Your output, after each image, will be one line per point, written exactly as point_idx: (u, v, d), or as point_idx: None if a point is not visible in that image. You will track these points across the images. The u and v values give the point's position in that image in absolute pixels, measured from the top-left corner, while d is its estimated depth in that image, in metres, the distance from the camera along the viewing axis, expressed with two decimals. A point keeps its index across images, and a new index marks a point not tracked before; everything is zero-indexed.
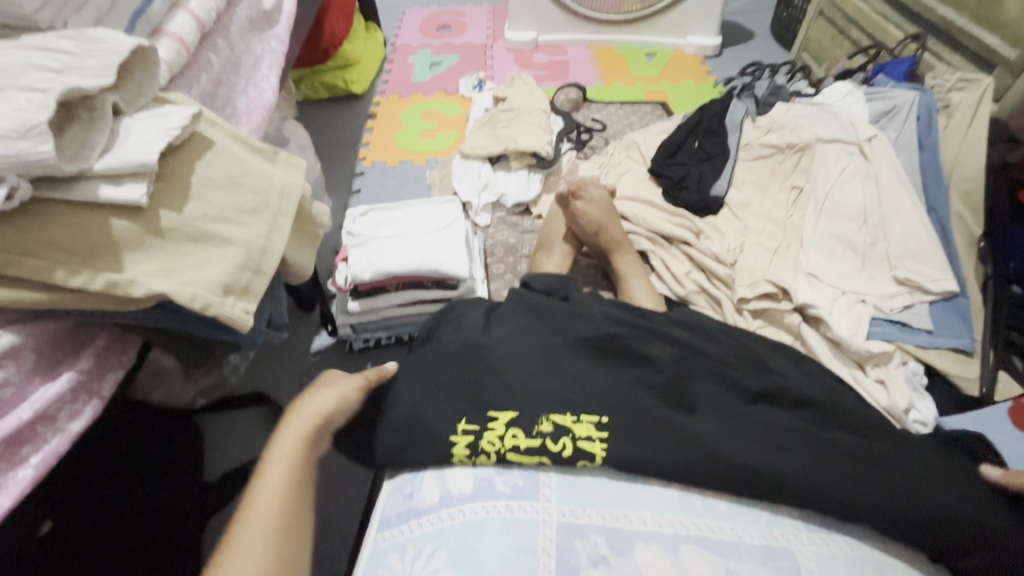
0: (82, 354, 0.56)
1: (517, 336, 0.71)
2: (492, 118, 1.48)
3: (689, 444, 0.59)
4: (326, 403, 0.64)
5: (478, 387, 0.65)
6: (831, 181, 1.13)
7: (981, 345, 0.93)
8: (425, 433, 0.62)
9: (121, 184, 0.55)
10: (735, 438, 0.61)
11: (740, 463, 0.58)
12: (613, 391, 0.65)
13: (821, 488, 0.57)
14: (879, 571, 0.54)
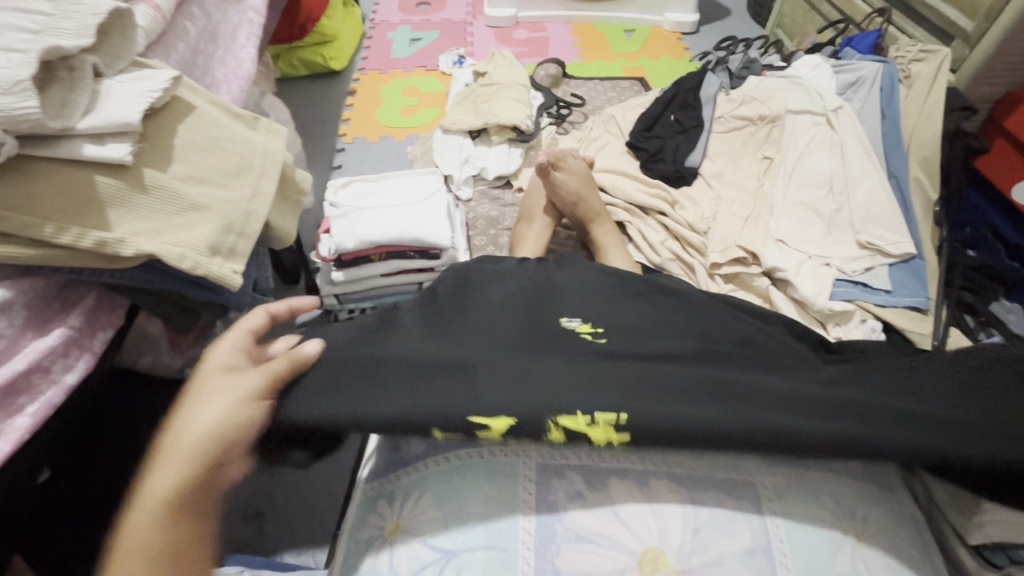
0: (72, 312, 0.58)
1: (506, 296, 0.72)
2: (472, 92, 1.49)
3: (711, 427, 0.53)
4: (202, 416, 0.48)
5: (488, 325, 0.66)
6: (799, 151, 1.18)
7: (935, 304, 0.99)
8: (418, 400, 0.54)
9: (105, 144, 0.56)
10: (711, 381, 0.58)
11: (721, 410, 0.55)
12: (619, 387, 0.56)
13: (807, 432, 0.53)
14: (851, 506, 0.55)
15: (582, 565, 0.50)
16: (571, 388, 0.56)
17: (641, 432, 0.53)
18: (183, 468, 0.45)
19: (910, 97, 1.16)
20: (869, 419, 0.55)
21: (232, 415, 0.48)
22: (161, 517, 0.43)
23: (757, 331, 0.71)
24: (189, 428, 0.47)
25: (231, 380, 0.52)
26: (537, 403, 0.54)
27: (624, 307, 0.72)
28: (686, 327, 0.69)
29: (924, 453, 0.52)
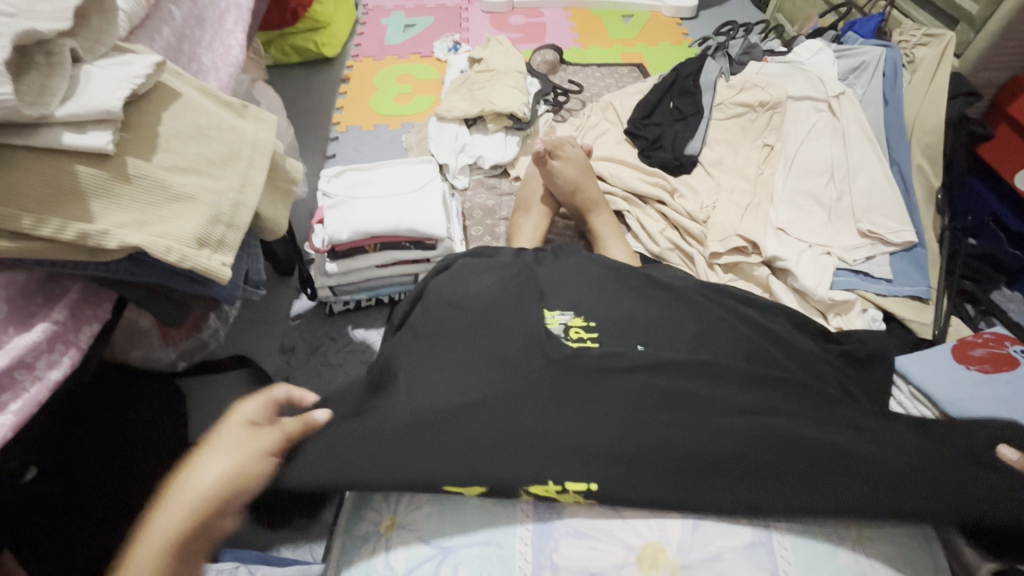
0: (56, 306, 0.57)
1: (495, 288, 0.70)
2: (468, 79, 1.46)
3: (687, 461, 0.53)
4: (213, 473, 0.50)
5: (475, 345, 0.62)
6: (800, 139, 1.16)
7: (936, 293, 0.98)
8: (392, 465, 0.53)
9: (85, 132, 0.54)
10: (687, 396, 0.58)
11: (696, 435, 0.55)
12: (597, 434, 0.55)
13: (786, 453, 0.54)
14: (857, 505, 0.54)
15: (582, 561, 0.50)
16: (548, 414, 0.56)
17: (616, 453, 0.54)
18: (185, 517, 0.47)
19: (914, 83, 1.14)
20: (853, 454, 0.53)
21: (239, 470, 0.51)
22: (158, 566, 0.45)
23: (753, 329, 0.71)
24: (195, 485, 0.49)
25: (248, 439, 0.54)
26: (513, 430, 0.55)
27: (618, 310, 0.71)
28: (674, 327, 0.68)
29: (893, 466, 0.53)
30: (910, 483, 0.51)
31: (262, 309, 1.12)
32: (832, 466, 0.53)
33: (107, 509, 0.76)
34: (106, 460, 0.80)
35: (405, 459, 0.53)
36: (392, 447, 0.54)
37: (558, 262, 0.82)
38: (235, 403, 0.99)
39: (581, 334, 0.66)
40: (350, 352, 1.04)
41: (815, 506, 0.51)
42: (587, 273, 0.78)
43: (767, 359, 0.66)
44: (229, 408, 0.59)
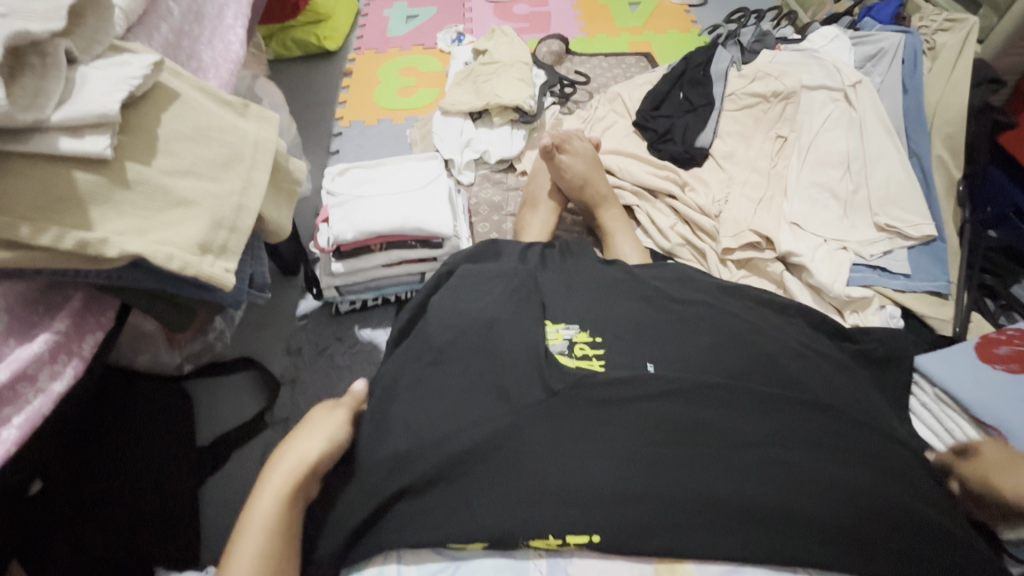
0: (57, 315, 0.56)
1: (497, 308, 0.68)
2: (472, 71, 1.43)
3: (689, 507, 0.53)
4: (312, 448, 0.60)
5: (474, 378, 0.62)
6: (815, 129, 1.13)
7: (956, 288, 0.96)
8: (394, 520, 0.55)
9: (82, 136, 0.52)
10: (694, 428, 0.58)
11: (702, 476, 0.55)
12: (598, 481, 0.54)
13: (791, 492, 0.54)
14: (874, 516, 0.53)
15: (596, 573, 0.53)
16: (553, 455, 0.55)
17: (620, 497, 0.54)
18: (291, 479, 0.56)
19: (935, 70, 1.11)
20: (849, 500, 0.53)
21: (332, 441, 0.62)
22: (276, 521, 0.53)
23: (769, 333, 0.69)
24: (301, 451, 0.59)
25: (332, 419, 0.65)
26: (518, 475, 0.55)
27: (624, 321, 0.70)
28: (683, 343, 0.66)
29: (891, 512, 0.53)
30: (905, 526, 0.53)
31: (267, 309, 1.11)
32: (829, 504, 0.53)
33: (116, 514, 0.76)
34: (111, 465, 0.80)
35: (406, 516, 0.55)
36: (400, 494, 0.56)
37: (561, 272, 0.81)
38: (241, 404, 0.98)
39: (586, 351, 0.66)
40: (357, 352, 1.03)
41: (815, 536, 0.52)
42: (590, 285, 0.76)
43: (781, 372, 0.63)
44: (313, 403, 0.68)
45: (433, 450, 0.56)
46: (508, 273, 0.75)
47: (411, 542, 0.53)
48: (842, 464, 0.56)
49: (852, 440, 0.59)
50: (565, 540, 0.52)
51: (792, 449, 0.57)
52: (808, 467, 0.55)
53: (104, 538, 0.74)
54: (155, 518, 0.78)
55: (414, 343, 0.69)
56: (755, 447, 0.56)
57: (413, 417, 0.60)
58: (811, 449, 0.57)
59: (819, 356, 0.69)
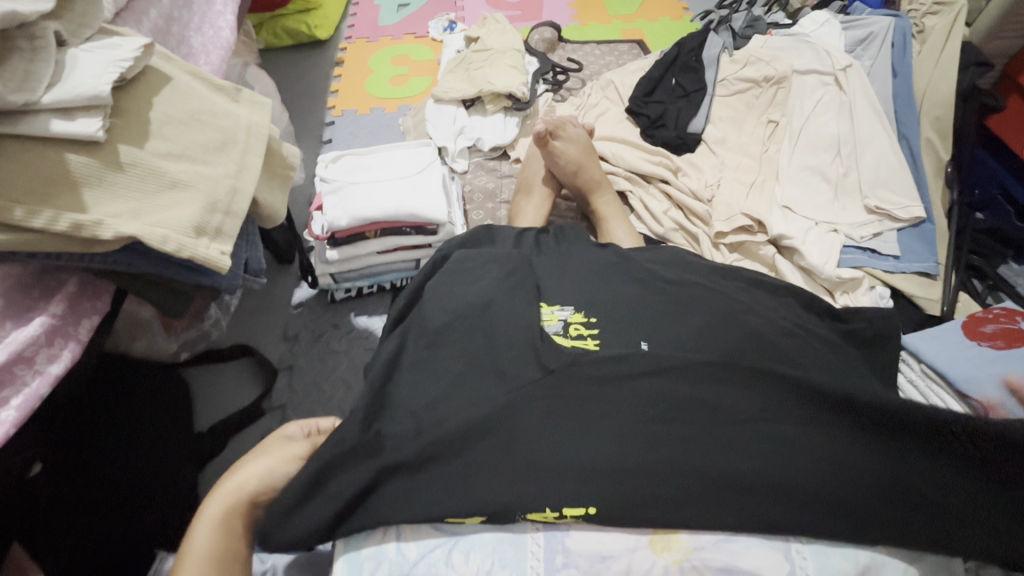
0: (53, 299, 0.56)
1: (492, 291, 0.69)
2: (464, 59, 1.42)
3: (684, 479, 0.54)
4: (251, 476, 0.61)
5: (471, 358, 0.63)
6: (806, 114, 1.13)
7: (945, 268, 0.97)
8: (393, 496, 0.56)
9: (74, 118, 0.52)
10: (689, 402, 0.59)
11: (694, 450, 0.56)
12: (594, 455, 0.55)
13: (782, 463, 0.55)
14: (862, 483, 0.54)
15: (592, 543, 0.53)
16: (548, 431, 0.56)
17: (614, 471, 0.55)
18: (224, 508, 0.58)
19: (924, 53, 1.12)
20: (836, 470, 0.55)
21: (270, 470, 0.61)
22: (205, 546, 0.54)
23: (760, 312, 0.70)
24: (243, 477, 0.60)
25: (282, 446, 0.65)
26: (513, 452, 0.56)
27: (618, 301, 0.70)
28: (677, 323, 0.67)
29: (879, 480, 0.55)
30: (893, 494, 0.54)
31: (262, 298, 1.11)
32: (818, 474, 0.55)
33: (117, 499, 0.77)
34: (109, 448, 0.81)
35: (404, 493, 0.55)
36: (397, 471, 0.56)
37: (556, 255, 0.82)
38: (238, 391, 0.98)
39: (580, 332, 0.67)
40: (353, 339, 1.03)
41: (804, 505, 0.53)
42: (585, 267, 0.77)
43: (774, 349, 0.64)
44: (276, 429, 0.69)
45: (429, 429, 0.57)
46: (501, 257, 0.75)
47: (410, 516, 0.54)
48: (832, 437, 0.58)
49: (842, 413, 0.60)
50: (561, 512, 0.53)
51: (784, 422, 0.58)
52: (799, 438, 0.57)
53: (104, 523, 0.74)
54: (155, 500, 0.79)
55: (410, 325, 0.69)
56: (747, 421, 0.58)
57: (410, 398, 0.61)
58: (803, 422, 0.58)
59: (809, 334, 0.70)
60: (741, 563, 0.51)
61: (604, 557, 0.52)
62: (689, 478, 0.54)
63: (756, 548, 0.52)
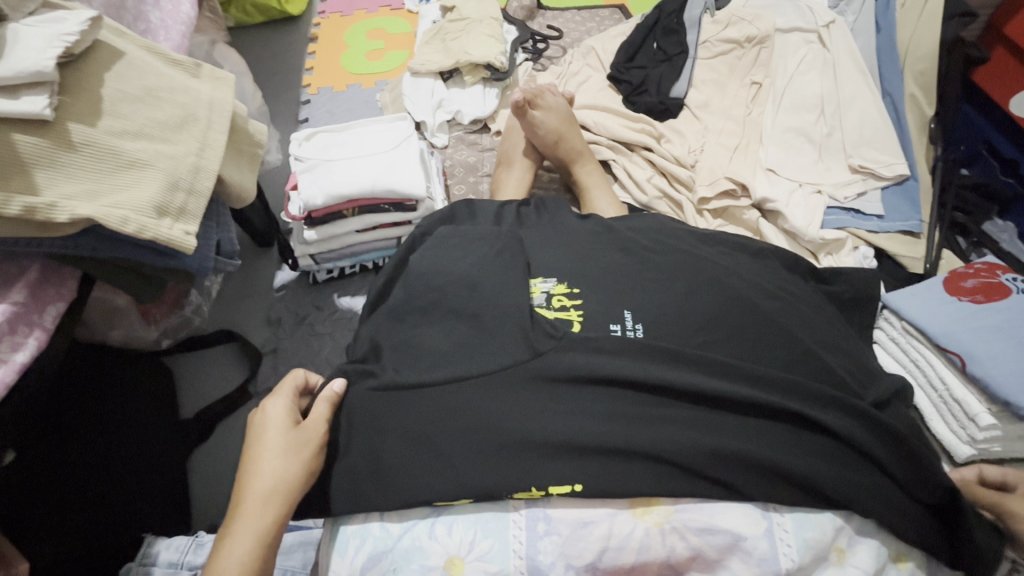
0: (14, 286, 0.56)
1: (474, 269, 0.67)
2: (440, 29, 1.38)
3: (671, 454, 0.54)
4: (285, 474, 0.54)
5: (455, 337, 0.62)
6: (789, 74, 1.12)
7: (929, 226, 0.96)
8: (380, 478, 0.55)
9: (19, 97, 0.50)
10: (673, 374, 0.58)
11: (681, 429, 0.55)
12: (579, 431, 0.55)
13: (762, 435, 0.56)
14: (835, 451, 0.56)
15: (572, 509, 0.53)
16: (534, 412, 0.56)
17: (599, 450, 0.54)
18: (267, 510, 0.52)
19: (908, 5, 1.09)
20: (816, 439, 0.56)
21: (301, 466, 0.55)
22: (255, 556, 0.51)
23: (741, 275, 0.70)
24: (274, 480, 0.53)
25: (295, 435, 0.57)
26: (499, 434, 0.55)
27: (600, 269, 0.69)
28: (662, 292, 0.66)
29: (855, 446, 0.56)
30: (867, 457, 0.56)
31: (244, 282, 1.09)
32: (799, 446, 0.55)
33: (106, 487, 0.78)
34: (83, 439, 0.80)
35: (389, 481, 0.55)
36: (381, 454, 0.56)
37: (536, 226, 0.80)
38: (223, 376, 0.98)
39: (564, 303, 0.65)
40: (337, 320, 1.01)
41: (783, 475, 0.53)
42: (567, 235, 0.76)
43: (757, 310, 0.64)
44: (266, 401, 0.60)
45: (414, 413, 0.57)
46: (487, 234, 0.73)
47: (399, 499, 0.54)
48: (819, 402, 0.58)
49: (823, 379, 0.61)
50: (548, 490, 0.53)
51: (770, 392, 0.57)
52: (786, 407, 0.56)
53: (91, 509, 0.76)
54: (148, 481, 0.81)
55: (391, 303, 0.68)
56: (733, 394, 0.57)
57: (392, 381, 0.59)
58: (788, 393, 0.57)
59: (792, 296, 0.69)
60: (720, 522, 0.52)
61: (586, 523, 0.53)
62: (678, 458, 0.53)
63: (735, 507, 0.53)
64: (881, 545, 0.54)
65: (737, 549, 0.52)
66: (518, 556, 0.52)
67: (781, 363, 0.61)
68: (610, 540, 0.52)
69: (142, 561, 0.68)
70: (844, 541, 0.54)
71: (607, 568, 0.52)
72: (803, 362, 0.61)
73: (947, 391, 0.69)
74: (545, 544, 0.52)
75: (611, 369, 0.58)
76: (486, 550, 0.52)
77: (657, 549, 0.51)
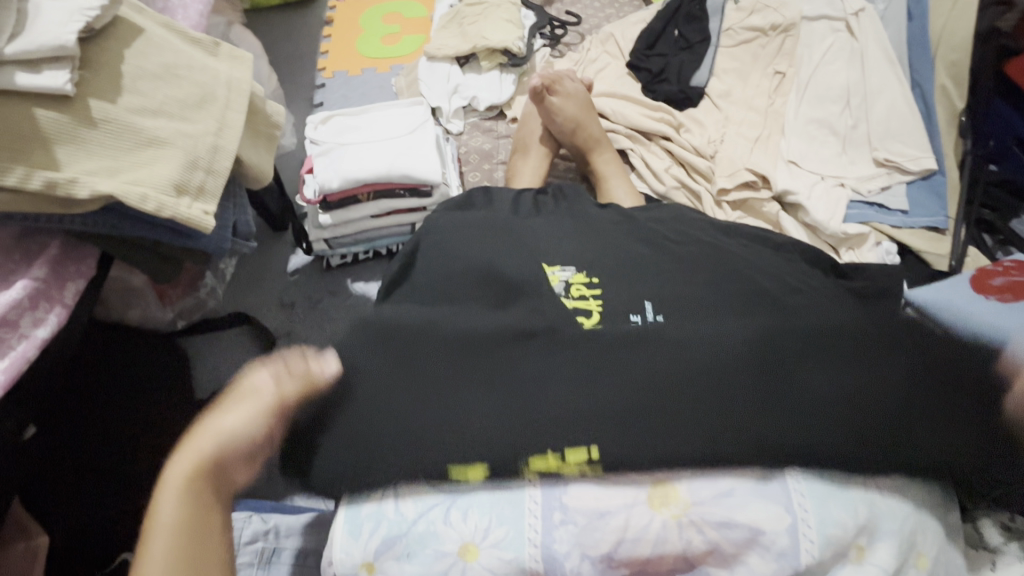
0: (35, 262, 0.57)
1: (490, 256, 0.67)
2: (457, 14, 1.36)
3: (686, 438, 0.53)
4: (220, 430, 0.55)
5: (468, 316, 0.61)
6: (814, 63, 1.09)
7: (954, 223, 0.94)
8: (388, 452, 0.54)
9: (40, 71, 0.50)
10: (696, 364, 0.56)
11: (700, 416, 0.54)
12: (594, 412, 0.54)
13: (785, 419, 0.53)
14: (863, 439, 0.53)
15: (589, 500, 0.53)
16: (553, 406, 0.54)
17: (615, 432, 0.53)
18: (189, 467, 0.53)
19: None
20: (843, 426, 0.54)
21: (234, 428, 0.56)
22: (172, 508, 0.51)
23: (760, 268, 0.68)
24: (209, 435, 0.55)
25: (241, 399, 0.58)
26: (516, 428, 0.54)
27: (619, 258, 0.69)
28: (683, 283, 0.65)
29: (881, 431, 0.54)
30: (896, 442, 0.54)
31: (258, 265, 1.10)
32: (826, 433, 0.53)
33: (120, 464, 0.79)
34: (101, 415, 0.81)
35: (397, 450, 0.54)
36: (387, 428, 0.55)
37: (551, 215, 0.80)
38: (237, 358, 0.99)
39: (583, 292, 0.64)
40: (350, 306, 1.01)
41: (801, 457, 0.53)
42: (583, 224, 0.75)
43: (779, 305, 0.63)
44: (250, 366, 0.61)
45: (425, 393, 0.56)
46: (498, 222, 0.73)
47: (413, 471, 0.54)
48: (846, 392, 0.55)
49: (860, 365, 0.56)
50: (564, 456, 0.53)
51: (791, 377, 0.56)
52: (802, 394, 0.55)
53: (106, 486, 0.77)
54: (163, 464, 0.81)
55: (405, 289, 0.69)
56: (752, 380, 0.55)
57: (405, 370, 0.57)
58: (808, 381, 0.56)
59: (814, 290, 0.68)
60: (740, 517, 0.51)
61: (602, 513, 0.52)
62: (693, 443, 0.53)
63: (756, 502, 0.52)
64: (902, 542, 0.53)
65: (756, 544, 0.51)
66: (533, 545, 0.52)
67: (814, 348, 0.57)
68: (626, 531, 0.51)
69: None
70: (865, 539, 0.53)
71: (622, 559, 0.51)
72: (833, 347, 0.58)
73: None
74: (560, 533, 0.52)
75: (626, 354, 0.57)
76: (500, 537, 0.52)
77: (673, 542, 0.51)
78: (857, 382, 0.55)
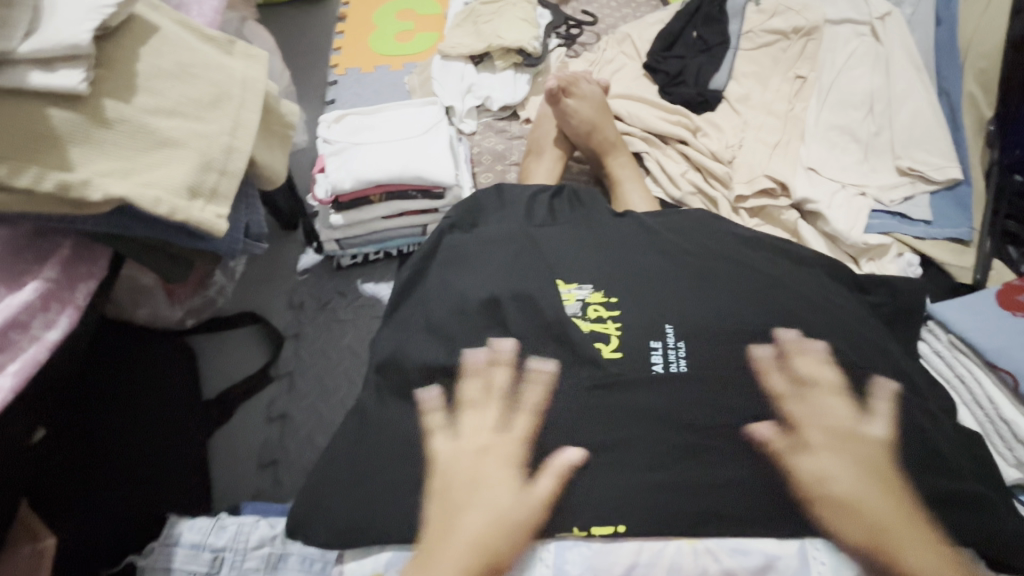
0: (47, 263, 0.56)
1: (503, 270, 0.67)
2: (473, 11, 1.34)
3: (713, 489, 0.52)
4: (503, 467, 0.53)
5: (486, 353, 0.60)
6: (837, 68, 1.07)
7: (979, 235, 0.92)
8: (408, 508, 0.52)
9: (54, 70, 0.50)
10: (713, 397, 0.56)
11: (725, 467, 0.53)
12: (613, 468, 0.53)
13: (807, 469, 0.53)
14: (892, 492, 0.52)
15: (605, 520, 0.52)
16: (571, 461, 0.53)
17: (636, 492, 0.52)
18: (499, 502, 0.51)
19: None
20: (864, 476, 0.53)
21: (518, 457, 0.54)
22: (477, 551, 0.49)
23: (781, 283, 0.66)
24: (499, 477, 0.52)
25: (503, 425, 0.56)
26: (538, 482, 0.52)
27: (636, 270, 0.67)
28: (701, 300, 0.63)
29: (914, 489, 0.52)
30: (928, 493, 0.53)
31: (267, 264, 1.09)
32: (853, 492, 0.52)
33: (127, 463, 0.78)
34: (107, 411, 0.80)
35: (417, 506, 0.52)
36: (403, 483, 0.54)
37: (566, 222, 0.78)
38: (246, 357, 0.99)
39: (600, 313, 0.63)
40: (360, 306, 0.99)
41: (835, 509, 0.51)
42: (599, 238, 0.73)
43: (799, 322, 0.61)
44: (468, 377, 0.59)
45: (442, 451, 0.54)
46: (511, 235, 0.72)
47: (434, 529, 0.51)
48: (867, 442, 0.54)
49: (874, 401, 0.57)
50: (589, 529, 0.52)
51: (812, 418, 0.55)
52: (826, 447, 0.53)
53: (113, 483, 0.75)
54: (166, 466, 0.81)
55: (415, 304, 0.68)
56: (773, 428, 0.55)
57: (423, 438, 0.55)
58: (828, 421, 0.55)
59: (836, 305, 0.66)
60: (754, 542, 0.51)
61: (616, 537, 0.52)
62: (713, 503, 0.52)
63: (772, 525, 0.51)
64: None
65: (771, 569, 0.50)
66: (545, 565, 0.50)
67: (824, 378, 0.58)
68: (640, 554, 0.51)
69: (165, 540, 0.68)
70: None
71: None
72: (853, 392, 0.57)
73: (994, 410, 0.66)
74: (573, 554, 0.51)
75: (644, 397, 0.57)
76: None
77: (689, 568, 0.50)
78: (873, 427, 0.55)
